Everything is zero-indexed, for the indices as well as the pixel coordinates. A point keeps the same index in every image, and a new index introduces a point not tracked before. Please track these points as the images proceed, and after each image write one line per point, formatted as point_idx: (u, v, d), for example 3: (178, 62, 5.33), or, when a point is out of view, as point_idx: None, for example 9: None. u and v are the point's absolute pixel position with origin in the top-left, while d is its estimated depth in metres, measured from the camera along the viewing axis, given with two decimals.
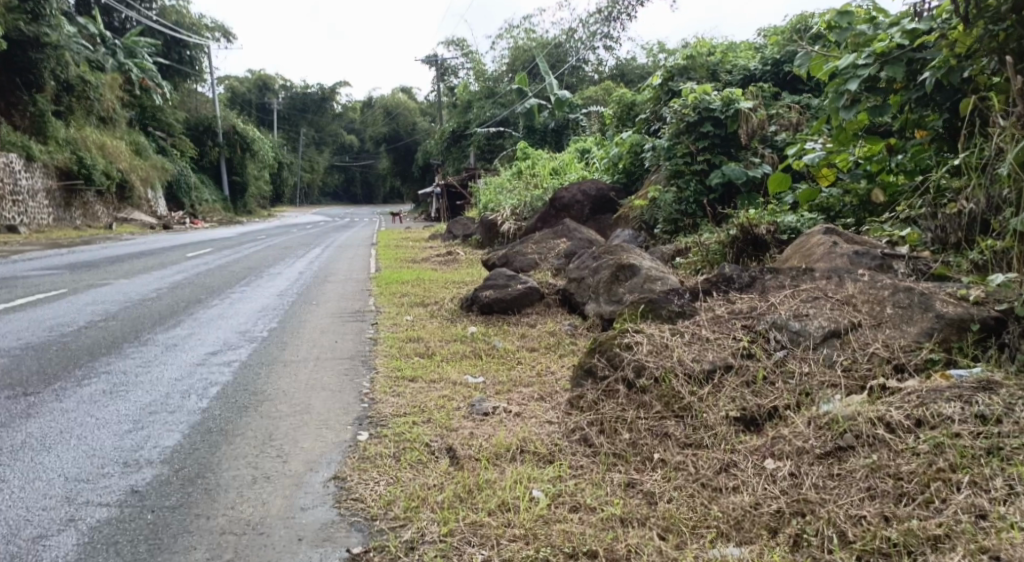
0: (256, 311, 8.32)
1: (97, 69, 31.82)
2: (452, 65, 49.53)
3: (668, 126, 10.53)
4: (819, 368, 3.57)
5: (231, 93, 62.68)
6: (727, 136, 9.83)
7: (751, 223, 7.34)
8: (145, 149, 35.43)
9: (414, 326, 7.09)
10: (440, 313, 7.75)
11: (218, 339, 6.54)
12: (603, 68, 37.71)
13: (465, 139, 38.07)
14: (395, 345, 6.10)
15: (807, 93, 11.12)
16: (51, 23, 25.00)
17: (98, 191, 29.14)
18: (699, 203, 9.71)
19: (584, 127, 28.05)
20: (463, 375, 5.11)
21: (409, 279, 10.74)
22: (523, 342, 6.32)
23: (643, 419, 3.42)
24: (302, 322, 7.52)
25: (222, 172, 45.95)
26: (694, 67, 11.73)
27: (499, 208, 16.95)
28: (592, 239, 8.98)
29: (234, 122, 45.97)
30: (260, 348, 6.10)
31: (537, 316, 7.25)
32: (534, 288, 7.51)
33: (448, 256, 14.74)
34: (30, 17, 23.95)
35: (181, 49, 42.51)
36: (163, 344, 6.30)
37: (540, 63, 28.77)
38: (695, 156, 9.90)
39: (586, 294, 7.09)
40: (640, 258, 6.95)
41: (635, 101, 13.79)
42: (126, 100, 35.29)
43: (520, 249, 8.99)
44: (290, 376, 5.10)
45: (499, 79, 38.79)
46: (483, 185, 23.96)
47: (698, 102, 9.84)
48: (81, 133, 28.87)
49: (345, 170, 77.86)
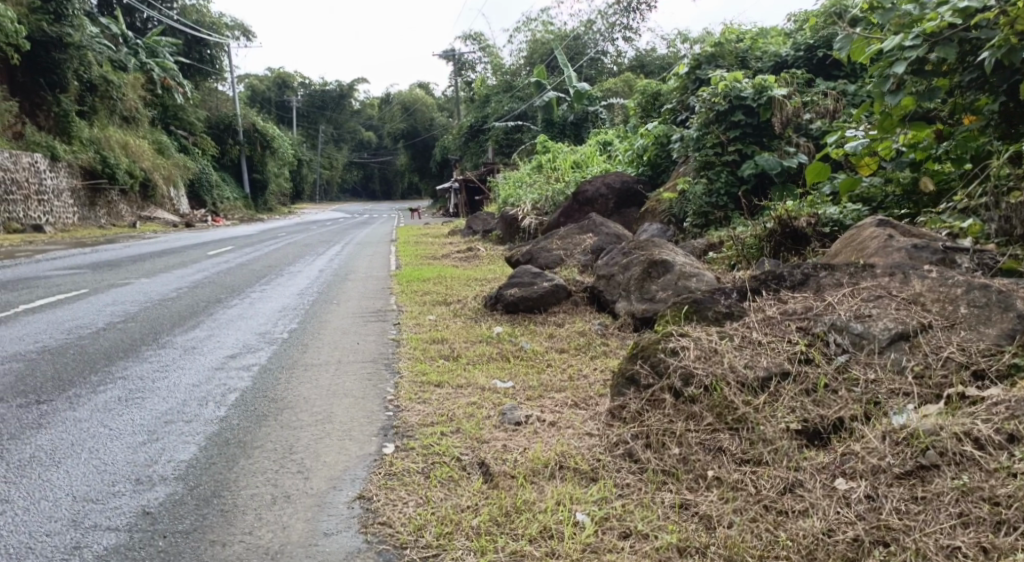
0: (276, 311, 8.09)
1: (119, 68, 31.88)
2: (469, 60, 49.27)
3: (696, 115, 10.20)
4: (887, 375, 3.25)
5: (251, 91, 62.76)
6: (760, 125, 9.54)
7: (790, 215, 7.03)
8: (167, 148, 35.48)
9: (438, 326, 6.83)
10: (464, 312, 7.48)
11: (237, 341, 6.30)
12: (622, 60, 37.30)
13: (484, 133, 37.77)
14: (419, 347, 5.83)
15: (841, 79, 10.72)
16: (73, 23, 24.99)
17: (122, 190, 29.18)
18: (730, 195, 9.36)
19: (604, 119, 27.70)
20: (491, 379, 4.84)
21: (430, 277, 10.46)
22: (552, 342, 6.02)
23: (694, 432, 3.11)
24: (324, 322, 7.27)
25: (242, 170, 45.99)
26: (722, 54, 11.41)
27: (520, 202, 16.67)
28: (620, 234, 8.64)
29: (254, 119, 45.99)
30: (280, 351, 5.85)
31: (565, 315, 6.95)
32: (561, 286, 7.21)
33: (470, 252, 14.50)
34: (53, 17, 23.93)
35: (202, 48, 42.55)
36: (180, 347, 6.06)
37: (559, 56, 28.43)
38: (726, 147, 9.57)
39: (616, 292, 6.79)
40: (672, 253, 6.64)
41: (660, 91, 13.45)
42: (149, 100, 35.32)
43: (544, 245, 8.68)
44: (311, 381, 4.84)
45: (517, 73, 38.50)
46: (502, 179, 23.69)
47: (729, 90, 9.52)
48: (105, 133, 28.88)
49: (363, 167, 77.88)
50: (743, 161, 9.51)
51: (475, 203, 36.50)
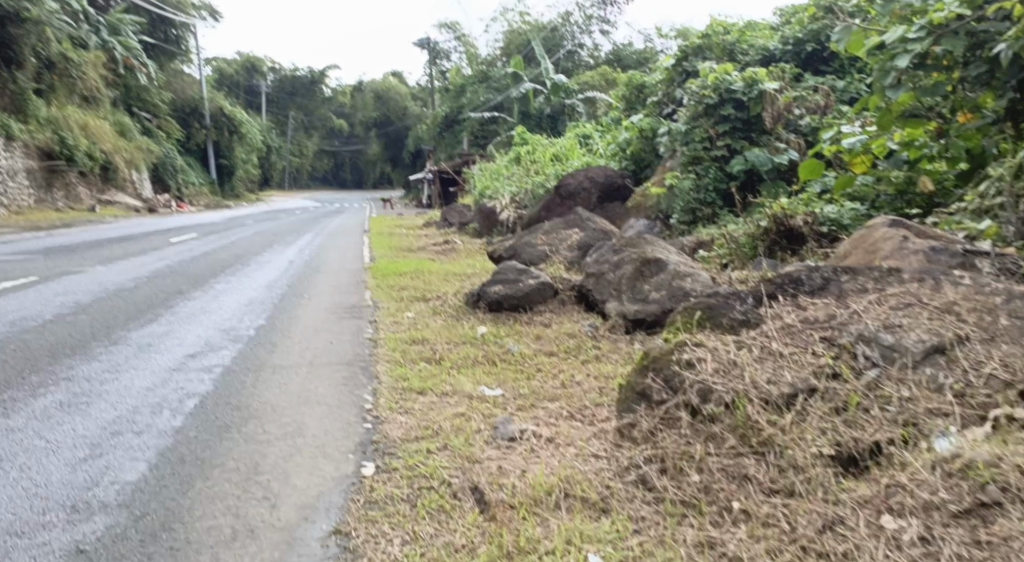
0: (242, 305, 7.65)
1: (80, 47, 30.89)
2: (444, 49, 48.64)
3: (684, 108, 9.89)
4: (924, 394, 2.89)
5: (219, 74, 61.56)
6: (749, 120, 9.20)
7: (786, 214, 6.74)
8: (129, 130, 34.54)
9: (417, 325, 6.44)
10: (445, 309, 7.11)
11: (199, 339, 5.87)
12: (599, 53, 37.01)
13: (458, 124, 37.30)
14: (399, 349, 5.44)
15: (831, 75, 10.49)
16: None
17: (80, 171, 28.31)
18: (719, 191, 9.10)
19: (581, 113, 27.40)
20: (478, 386, 4.47)
21: (407, 270, 10.06)
22: (540, 346, 5.71)
23: (714, 456, 2.78)
24: (294, 318, 6.85)
25: (210, 155, 45.03)
26: (709, 46, 11.14)
27: (499, 194, 16.31)
28: (607, 229, 8.32)
29: (221, 103, 45.00)
30: (245, 350, 5.43)
31: (552, 314, 6.63)
32: (548, 283, 6.91)
33: (446, 245, 14.10)
34: None
35: (167, 28, 41.49)
36: (136, 344, 5.62)
37: (536, 47, 28.05)
38: (714, 141, 9.29)
39: (606, 291, 6.48)
40: (666, 252, 6.37)
41: (645, 83, 13.16)
42: (110, 80, 34.36)
43: (528, 239, 8.33)
44: (279, 387, 4.43)
45: (493, 63, 38.04)
46: (478, 171, 23.27)
47: (719, 83, 9.22)
48: (63, 112, 28.02)
49: (335, 155, 76.85)
50: (731, 157, 9.25)
51: (449, 195, 36.05)
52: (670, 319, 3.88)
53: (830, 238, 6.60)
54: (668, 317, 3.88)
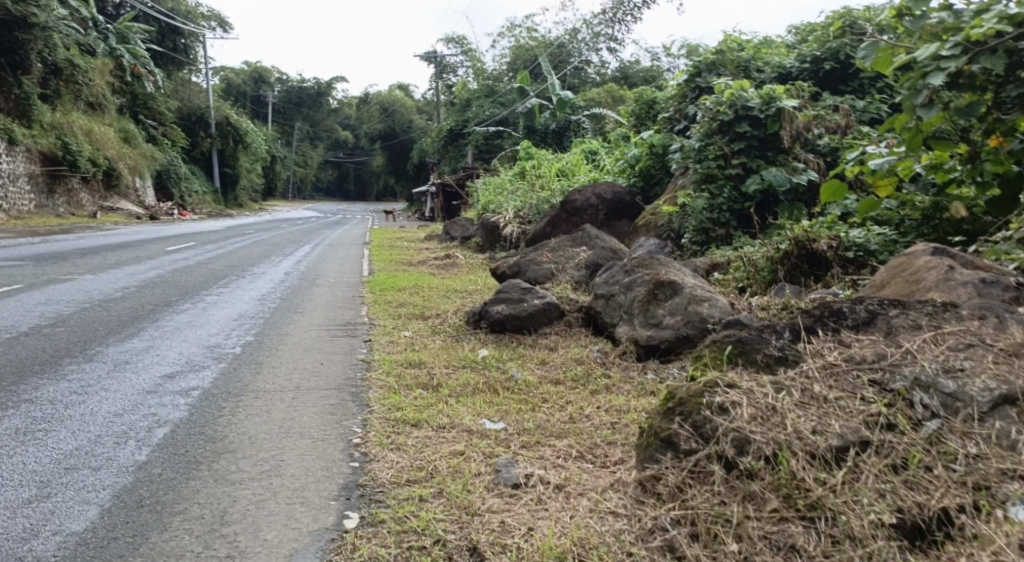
0: (230, 319, 7.27)
1: (86, 53, 30.70)
2: (450, 63, 48.54)
3: (697, 124, 9.55)
4: (996, 450, 2.52)
5: (225, 83, 61.42)
6: (766, 138, 8.86)
7: (809, 237, 6.38)
8: (134, 136, 34.24)
9: (415, 346, 6.07)
10: (445, 329, 6.74)
11: (180, 356, 5.49)
12: (606, 71, 36.83)
13: (462, 138, 37.09)
14: (393, 373, 5.06)
15: (849, 94, 10.17)
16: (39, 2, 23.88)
17: (82, 177, 28.00)
18: (732, 211, 8.76)
19: (587, 129, 27.23)
20: (478, 417, 4.09)
21: (406, 286, 9.69)
22: (546, 372, 5.32)
23: (754, 523, 2.38)
24: (284, 335, 6.48)
25: (214, 163, 44.79)
26: (725, 63, 10.74)
27: (502, 209, 15.97)
28: (616, 248, 7.93)
29: (227, 112, 44.78)
30: (228, 370, 5.06)
31: (558, 337, 6.26)
32: (554, 304, 6.52)
33: (446, 259, 13.74)
34: None
35: (175, 36, 41.37)
36: (111, 361, 5.24)
37: (543, 62, 27.82)
38: (729, 159, 8.95)
39: (616, 315, 6.10)
40: (681, 274, 5.99)
41: (657, 99, 12.84)
42: (116, 86, 34.13)
43: (533, 257, 7.93)
44: (260, 415, 4.06)
45: (500, 78, 37.85)
46: (482, 185, 22.97)
47: (735, 99, 8.90)
48: (67, 118, 27.75)
49: (339, 166, 76.69)
50: (746, 176, 8.92)
51: (451, 208, 35.78)
52: (694, 352, 3.47)
53: (856, 264, 6.22)
54: (692, 349, 3.47)
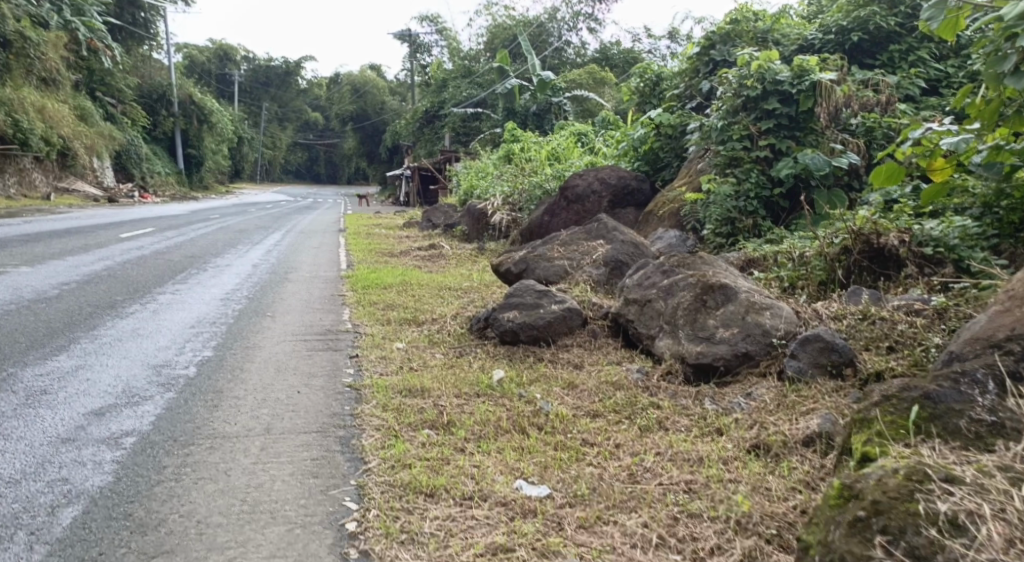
0: (184, 326, 6.15)
1: (39, 26, 29.05)
2: (424, 43, 47.12)
3: (717, 102, 8.73)
4: None
5: (190, 62, 59.35)
6: (797, 116, 7.97)
7: (875, 230, 5.47)
8: (91, 115, 32.44)
9: (414, 366, 5.06)
10: (446, 342, 5.82)
11: (116, 381, 4.38)
12: (586, 52, 35.63)
13: (439, 119, 35.80)
14: (389, 407, 4.03)
15: (879, 68, 9.30)
16: None
17: (36, 157, 26.41)
18: (760, 200, 7.90)
19: (569, 111, 26.15)
20: (511, 480, 3.13)
21: (392, 281, 8.72)
22: (579, 402, 4.33)
23: None
24: (252, 349, 5.39)
25: (178, 144, 43.04)
26: (739, 34, 10.07)
27: (489, 194, 14.94)
28: (637, 241, 6.97)
29: (192, 91, 43.04)
30: (175, 404, 3.97)
31: (582, 351, 5.35)
32: (575, 310, 5.65)
33: (432, 249, 12.76)
34: None
35: (136, 11, 39.65)
36: (25, 390, 4.12)
37: (522, 41, 26.62)
38: (755, 140, 8.08)
39: (654, 325, 5.12)
40: (732, 276, 5.08)
41: (662, 76, 11.81)
42: (71, 61, 32.30)
43: (543, 252, 7.02)
44: (214, 480, 3.02)
45: (476, 58, 36.56)
46: (462, 168, 21.85)
47: (764, 71, 8.09)
48: (21, 94, 26.09)
49: (309, 149, 74.78)
50: (775, 159, 8.03)
51: (428, 193, 34.63)
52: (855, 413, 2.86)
53: (934, 263, 5.27)
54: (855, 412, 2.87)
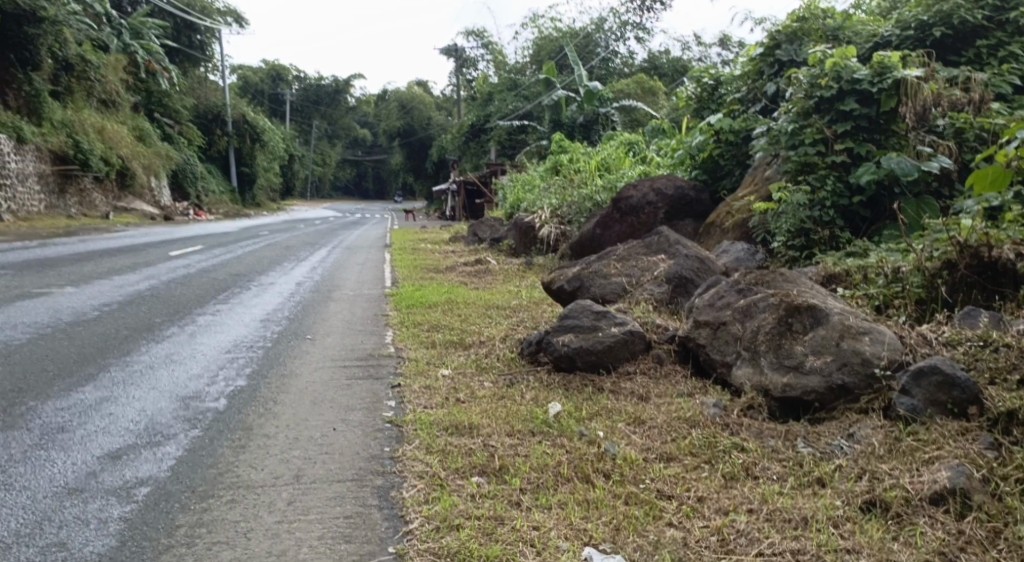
0: (220, 351, 5.77)
1: (98, 49, 29.68)
2: (470, 58, 47.10)
3: (786, 105, 8.19)
4: None
5: (243, 82, 60.40)
6: (877, 118, 7.47)
7: (987, 241, 4.84)
8: (149, 135, 32.99)
9: (458, 397, 4.56)
10: (495, 369, 5.31)
11: (140, 415, 3.99)
12: (634, 61, 35.08)
13: (485, 133, 35.55)
14: (435, 449, 3.55)
15: (964, 66, 8.59)
16: None
17: (96, 177, 26.83)
18: (837, 209, 7.34)
19: (618, 122, 25.58)
20: (579, 549, 2.62)
21: (438, 299, 8.29)
22: (648, 442, 3.78)
23: None
24: (288, 377, 4.97)
25: (231, 162, 43.67)
26: (807, 33, 9.55)
27: (537, 206, 14.49)
28: (702, 255, 6.40)
29: (245, 111, 43.65)
30: (199, 444, 3.54)
31: (647, 380, 4.81)
32: (637, 333, 5.10)
33: (478, 264, 12.35)
34: None
35: (192, 34, 40.48)
36: (41, 427, 3.74)
37: (570, 52, 26.14)
38: (831, 144, 7.56)
39: (730, 351, 4.56)
40: (820, 295, 4.51)
41: (721, 80, 11.21)
42: (130, 84, 32.93)
43: (599, 267, 6.50)
44: (230, 546, 2.58)
45: (522, 71, 36.29)
46: (509, 181, 21.47)
47: (839, 70, 7.56)
48: (80, 116, 26.54)
49: (357, 165, 75.49)
50: (853, 164, 7.52)
51: (474, 207, 34.38)
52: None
53: None
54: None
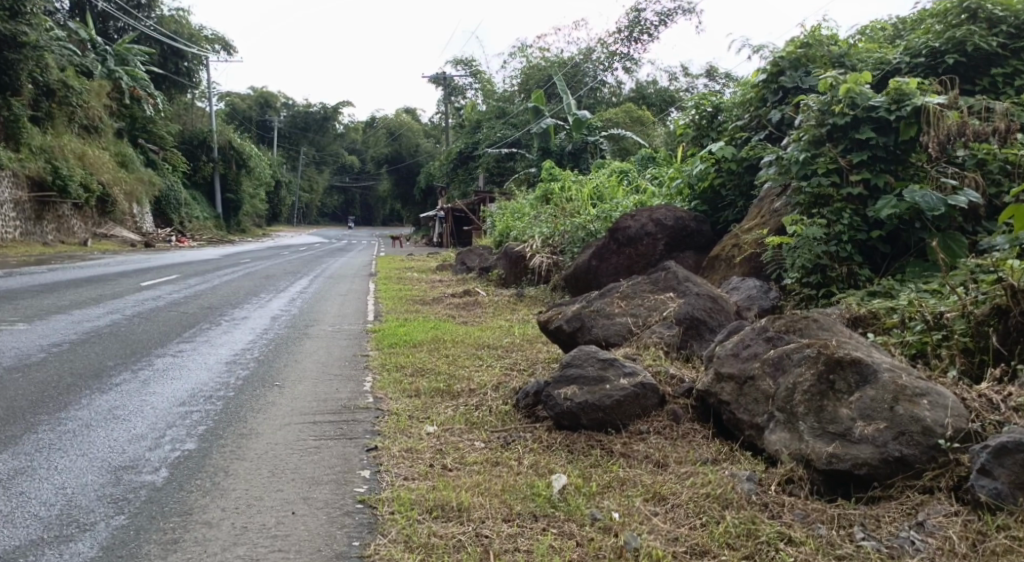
0: (172, 403, 5.14)
1: (81, 75, 29.04)
2: (458, 85, 46.87)
3: (796, 132, 7.65)
4: None
5: (230, 108, 59.87)
6: (895, 147, 6.92)
7: None
8: (132, 161, 32.24)
9: (446, 464, 3.92)
10: (488, 425, 4.66)
11: (57, 495, 3.37)
12: (622, 91, 34.85)
13: (473, 160, 35.11)
14: (416, 545, 2.95)
15: (981, 93, 8.12)
16: (29, 20, 22.02)
17: (74, 203, 26.10)
18: (855, 243, 6.79)
19: (607, 150, 25.15)
20: None
21: (423, 336, 7.66)
22: (676, 530, 3.14)
23: None
24: (247, 439, 4.34)
25: (217, 189, 43.01)
26: (813, 59, 9.07)
27: (528, 235, 13.93)
28: (714, 293, 5.80)
29: (230, 136, 43.11)
30: (120, 541, 2.95)
31: (664, 443, 4.18)
32: (649, 385, 4.48)
33: (466, 295, 11.76)
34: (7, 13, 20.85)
35: (178, 60, 39.96)
36: None
37: (559, 79, 25.75)
38: (846, 174, 7.01)
39: (760, 411, 3.94)
40: (863, 346, 3.91)
41: (721, 106, 10.70)
42: (114, 109, 32.28)
43: (600, 306, 5.89)
44: None
45: (510, 99, 35.98)
46: (497, 209, 20.89)
47: (853, 96, 7.02)
48: (60, 141, 25.86)
49: (344, 192, 74.90)
50: (870, 197, 6.94)
51: (462, 235, 33.87)
52: None
53: None
54: None
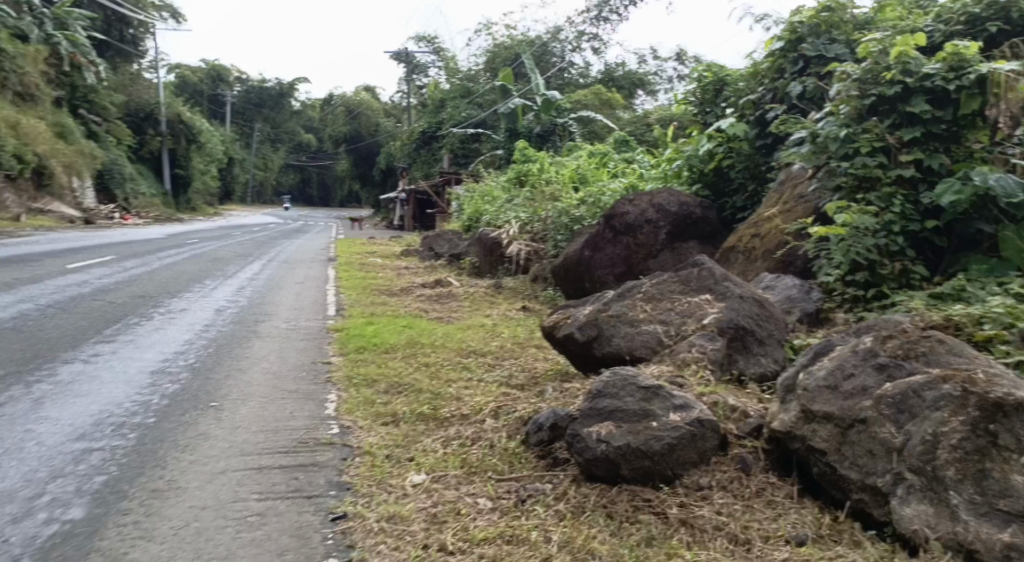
0: (68, 435, 3.93)
1: (14, 38, 26.83)
2: (421, 63, 45.27)
3: (829, 104, 6.60)
4: None
5: (180, 81, 57.12)
6: (954, 123, 5.93)
7: None
8: (72, 133, 30.12)
9: (446, 549, 2.81)
10: (494, 473, 3.53)
11: None
12: (590, 73, 33.62)
13: (435, 141, 33.67)
14: None
15: None
16: None
17: (8, 175, 24.09)
18: (906, 235, 5.81)
19: (578, 133, 24.00)
20: None
21: (396, 338, 6.46)
22: None
23: None
24: (162, 500, 3.17)
25: (165, 165, 40.87)
26: (835, 25, 8.00)
27: (503, 219, 12.77)
28: (760, 296, 4.73)
29: (180, 110, 40.91)
30: None
31: (737, 506, 3.09)
32: (708, 422, 3.35)
33: (437, 285, 10.58)
34: None
35: (124, 27, 37.66)
36: None
37: (529, 58, 24.48)
38: (894, 154, 6.00)
39: (880, 470, 2.87)
40: (1019, 382, 2.86)
41: (726, 79, 9.62)
42: (52, 77, 30.07)
43: (621, 310, 4.78)
44: None
45: (475, 78, 34.54)
46: (464, 191, 19.65)
47: (903, 62, 6.00)
48: None
49: (300, 171, 72.63)
50: (923, 181, 5.95)
51: (423, 218, 32.49)
52: None
53: None
54: None
